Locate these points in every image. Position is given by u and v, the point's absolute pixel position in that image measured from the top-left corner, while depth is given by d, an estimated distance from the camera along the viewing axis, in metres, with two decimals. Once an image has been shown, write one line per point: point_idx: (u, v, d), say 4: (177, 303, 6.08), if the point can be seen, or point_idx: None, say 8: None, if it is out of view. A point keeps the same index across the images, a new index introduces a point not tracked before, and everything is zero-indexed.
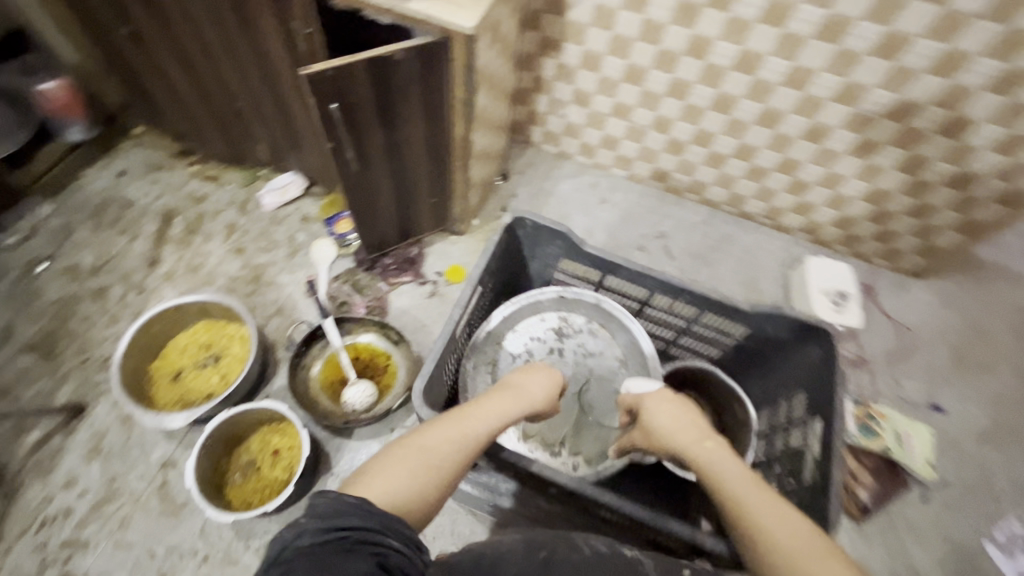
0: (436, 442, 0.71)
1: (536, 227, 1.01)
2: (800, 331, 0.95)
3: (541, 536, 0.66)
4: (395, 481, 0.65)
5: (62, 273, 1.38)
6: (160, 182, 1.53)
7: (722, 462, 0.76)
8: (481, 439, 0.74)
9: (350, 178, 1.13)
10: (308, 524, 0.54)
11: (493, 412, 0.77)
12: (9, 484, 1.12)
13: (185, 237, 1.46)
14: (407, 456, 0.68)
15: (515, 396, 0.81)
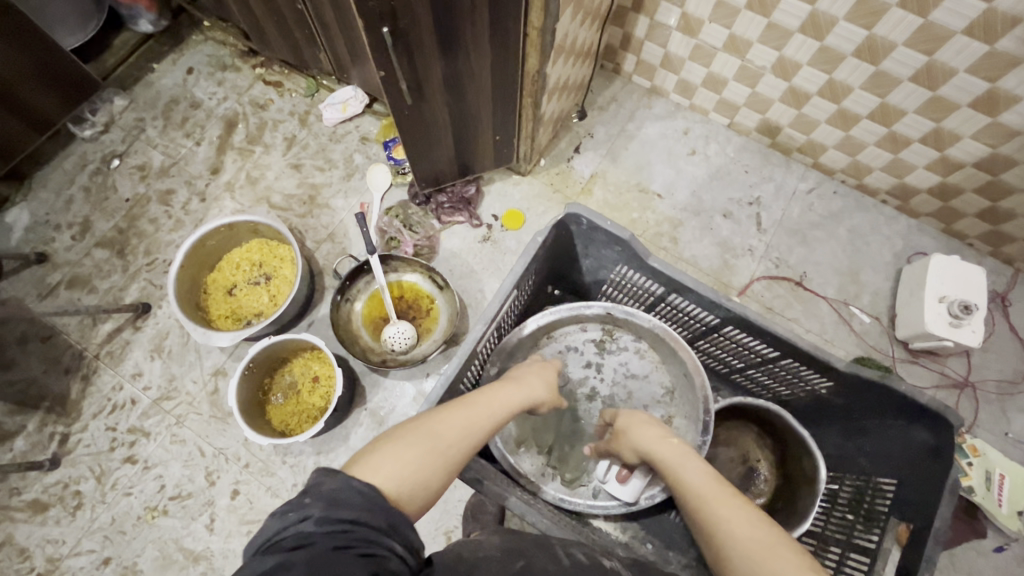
0: (443, 427, 0.67)
1: (592, 228, 0.87)
2: (905, 408, 0.81)
3: (519, 543, 0.60)
4: (403, 464, 0.60)
5: (134, 171, 1.41)
6: (225, 83, 1.48)
7: (687, 460, 0.73)
8: (487, 428, 0.72)
9: (404, 111, 1.01)
10: (313, 508, 0.49)
11: (498, 402, 0.75)
12: (87, 367, 1.23)
13: (246, 146, 1.43)
14: (416, 439, 0.64)
15: (521, 389, 0.80)
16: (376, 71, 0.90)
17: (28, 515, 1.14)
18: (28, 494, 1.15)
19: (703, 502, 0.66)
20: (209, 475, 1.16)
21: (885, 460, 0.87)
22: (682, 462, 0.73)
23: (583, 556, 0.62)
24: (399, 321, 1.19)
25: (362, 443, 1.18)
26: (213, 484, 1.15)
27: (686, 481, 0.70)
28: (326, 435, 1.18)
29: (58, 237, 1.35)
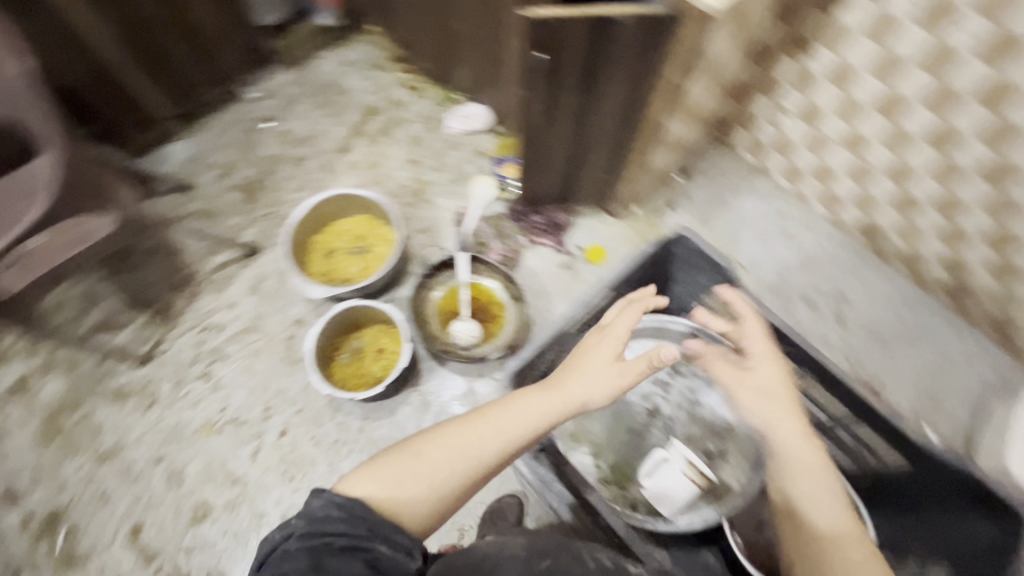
0: (442, 446, 0.69)
1: (694, 248, 1.05)
2: (967, 495, 0.91)
3: (546, 546, 0.70)
4: (391, 485, 0.65)
5: (280, 135, 1.60)
6: (373, 80, 1.68)
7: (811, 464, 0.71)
8: (498, 452, 0.70)
9: (532, 129, 1.11)
10: (296, 528, 0.59)
11: (517, 419, 0.72)
12: (194, 287, 1.38)
13: (377, 135, 1.60)
14: (409, 460, 0.67)
15: (547, 402, 0.74)
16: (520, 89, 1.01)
17: (106, 400, 1.26)
18: (113, 382, 1.28)
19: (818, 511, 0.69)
20: (265, 409, 1.25)
21: (941, 553, 0.95)
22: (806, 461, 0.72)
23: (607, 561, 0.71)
24: (469, 316, 1.27)
25: (406, 420, 1.24)
26: (266, 419, 1.24)
27: (818, 490, 0.70)
28: (376, 404, 1.25)
29: (203, 173, 1.54)
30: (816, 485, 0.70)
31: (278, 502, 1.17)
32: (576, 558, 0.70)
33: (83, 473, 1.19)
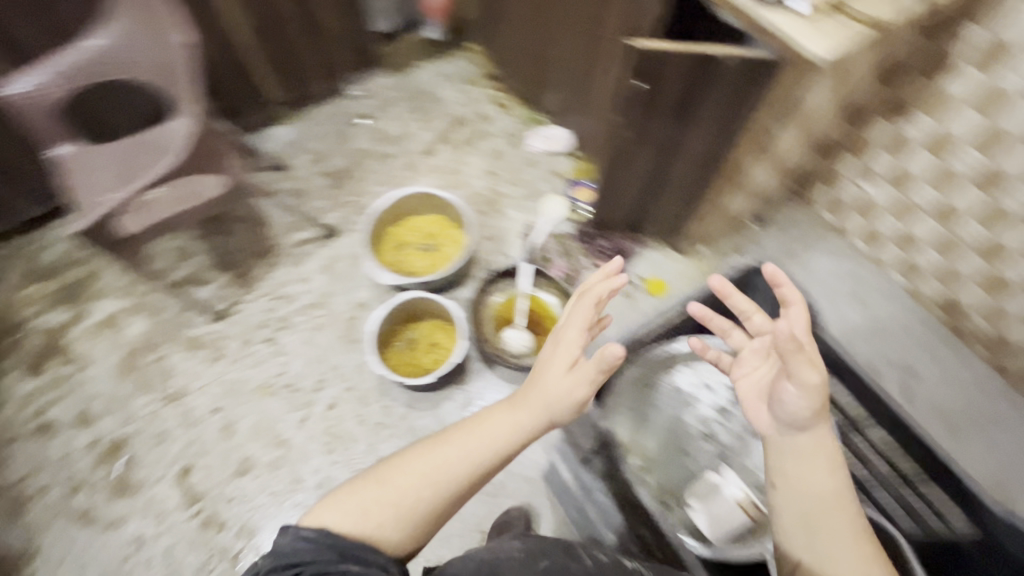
0: (407, 473, 0.69)
1: None
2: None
3: (542, 546, 0.68)
4: (358, 514, 0.65)
5: (372, 132, 1.71)
6: (466, 93, 1.77)
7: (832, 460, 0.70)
8: (467, 475, 0.69)
9: (616, 154, 1.15)
10: (264, 564, 0.60)
11: (486, 439, 0.72)
12: (273, 257, 1.48)
13: (461, 144, 1.68)
14: (376, 490, 0.68)
15: (512, 420, 0.73)
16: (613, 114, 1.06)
17: (180, 347, 1.36)
18: (189, 332, 1.38)
19: (832, 510, 0.67)
20: (319, 381, 1.31)
21: None
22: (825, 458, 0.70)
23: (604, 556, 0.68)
24: (523, 325, 1.29)
25: (448, 415, 1.27)
26: (318, 390, 1.30)
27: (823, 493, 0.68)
28: (422, 395, 1.29)
29: (299, 156, 1.66)
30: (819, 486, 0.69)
31: (316, 470, 1.22)
32: (572, 556, 0.67)
33: (148, 410, 1.29)
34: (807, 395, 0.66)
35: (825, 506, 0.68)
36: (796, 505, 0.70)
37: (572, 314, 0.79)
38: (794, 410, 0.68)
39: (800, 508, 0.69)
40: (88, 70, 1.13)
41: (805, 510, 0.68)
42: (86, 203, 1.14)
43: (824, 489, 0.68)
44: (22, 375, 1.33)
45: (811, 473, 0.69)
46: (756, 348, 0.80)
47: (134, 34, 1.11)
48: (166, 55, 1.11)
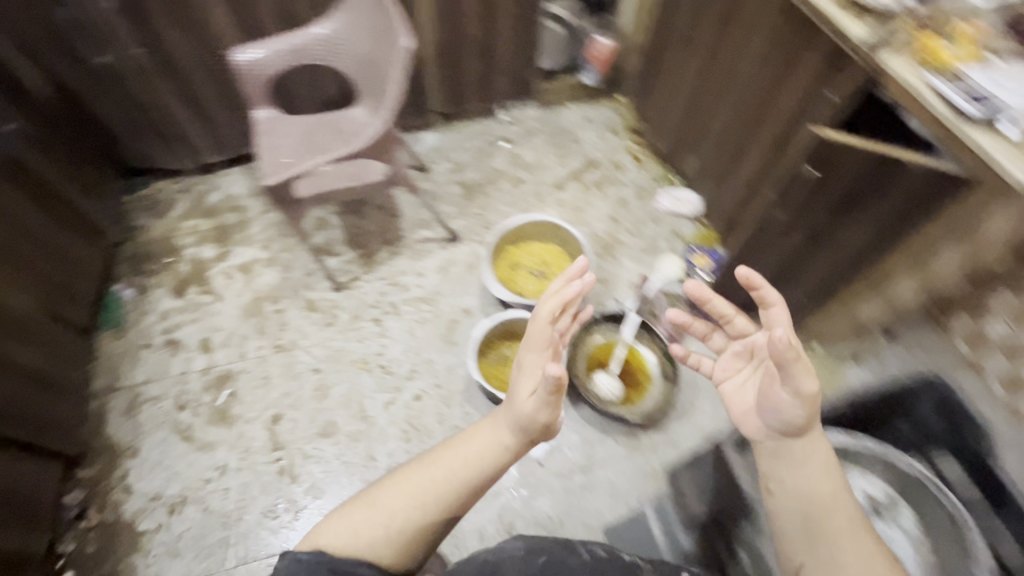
0: (395, 494, 0.73)
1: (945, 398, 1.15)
2: None
3: (541, 542, 0.77)
4: (349, 534, 0.70)
5: (511, 154, 1.80)
6: (606, 140, 1.84)
7: (830, 467, 0.69)
8: (453, 494, 0.73)
9: (763, 230, 1.18)
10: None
11: (469, 457, 0.76)
12: (397, 247, 1.58)
13: (591, 186, 1.73)
14: (367, 512, 0.72)
15: (491, 440, 0.77)
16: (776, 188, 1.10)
17: (299, 306, 1.47)
18: (309, 294, 1.49)
19: (832, 516, 0.67)
20: (411, 371, 1.37)
21: None
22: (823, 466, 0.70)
23: (599, 552, 0.77)
24: (617, 372, 1.28)
25: None
26: (408, 379, 1.36)
27: (814, 485, 0.68)
28: None
29: (439, 161, 1.78)
30: (814, 482, 0.68)
31: (390, 453, 1.27)
32: (571, 550, 0.76)
33: (258, 354, 1.39)
34: (805, 401, 0.66)
35: (826, 512, 0.67)
36: (794, 510, 0.69)
37: (532, 334, 0.78)
38: (787, 414, 0.68)
39: (797, 512, 0.68)
40: (303, 52, 1.29)
41: (806, 516, 0.68)
42: (266, 164, 1.28)
43: (824, 494, 0.68)
44: (165, 293, 1.49)
45: (810, 477, 0.69)
46: (738, 351, 0.79)
47: (348, 29, 1.27)
48: (368, 52, 1.24)
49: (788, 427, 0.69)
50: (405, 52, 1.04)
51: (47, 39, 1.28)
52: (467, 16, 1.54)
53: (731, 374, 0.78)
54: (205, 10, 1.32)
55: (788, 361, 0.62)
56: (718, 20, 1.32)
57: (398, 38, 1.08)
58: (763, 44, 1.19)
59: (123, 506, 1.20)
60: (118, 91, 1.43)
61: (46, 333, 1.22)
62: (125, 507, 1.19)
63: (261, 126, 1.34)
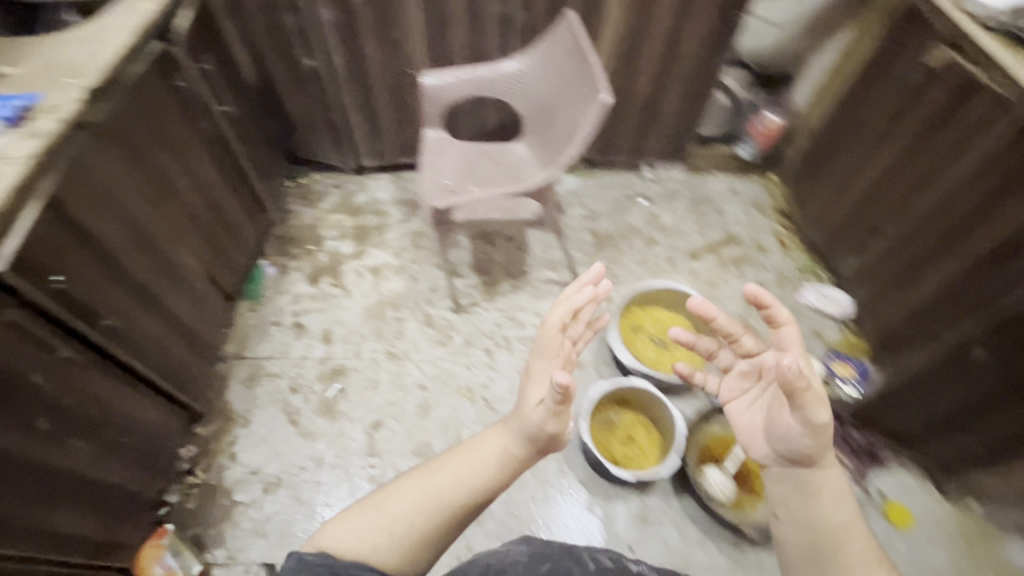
0: (400, 500, 0.71)
1: None
2: None
3: (547, 548, 0.68)
4: (352, 538, 0.67)
5: (648, 212, 1.75)
6: (752, 217, 1.75)
7: (839, 498, 0.67)
8: (459, 503, 0.72)
9: (951, 365, 1.13)
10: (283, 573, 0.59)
11: (475, 466, 0.74)
12: (520, 281, 1.57)
13: (728, 263, 1.64)
14: (372, 517, 0.69)
15: (496, 448, 0.76)
16: (986, 328, 1.06)
17: (417, 319, 1.50)
18: (429, 310, 1.52)
19: (844, 548, 0.64)
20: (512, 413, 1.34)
21: None
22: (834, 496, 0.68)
23: (609, 561, 0.67)
24: (732, 472, 1.16)
25: (617, 517, 1.21)
26: None
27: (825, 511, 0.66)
28: (600, 481, 1.25)
29: (575, 203, 1.76)
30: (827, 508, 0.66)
31: None
32: (577, 559, 0.67)
33: (371, 357, 1.43)
34: (815, 431, 0.64)
35: (837, 543, 0.64)
36: (800, 536, 0.67)
37: (543, 343, 0.77)
38: (795, 441, 0.66)
39: (807, 543, 0.66)
40: (486, 84, 1.34)
41: (818, 546, 0.65)
42: (428, 182, 1.33)
43: (832, 524, 0.66)
44: (302, 278, 1.58)
45: (821, 505, 0.66)
46: (744, 371, 0.77)
47: (535, 72, 1.31)
48: (550, 96, 1.28)
49: (797, 453, 0.67)
50: (600, 108, 1.03)
51: (269, 38, 1.43)
52: (642, 75, 1.53)
53: (737, 395, 0.77)
54: (406, 33, 1.41)
55: (799, 390, 0.62)
56: (925, 127, 1.22)
57: (591, 93, 1.08)
58: (984, 164, 1.09)
59: (225, 473, 1.24)
60: (310, 89, 1.55)
61: (203, 296, 1.32)
62: (226, 474, 1.24)
63: (431, 145, 1.39)
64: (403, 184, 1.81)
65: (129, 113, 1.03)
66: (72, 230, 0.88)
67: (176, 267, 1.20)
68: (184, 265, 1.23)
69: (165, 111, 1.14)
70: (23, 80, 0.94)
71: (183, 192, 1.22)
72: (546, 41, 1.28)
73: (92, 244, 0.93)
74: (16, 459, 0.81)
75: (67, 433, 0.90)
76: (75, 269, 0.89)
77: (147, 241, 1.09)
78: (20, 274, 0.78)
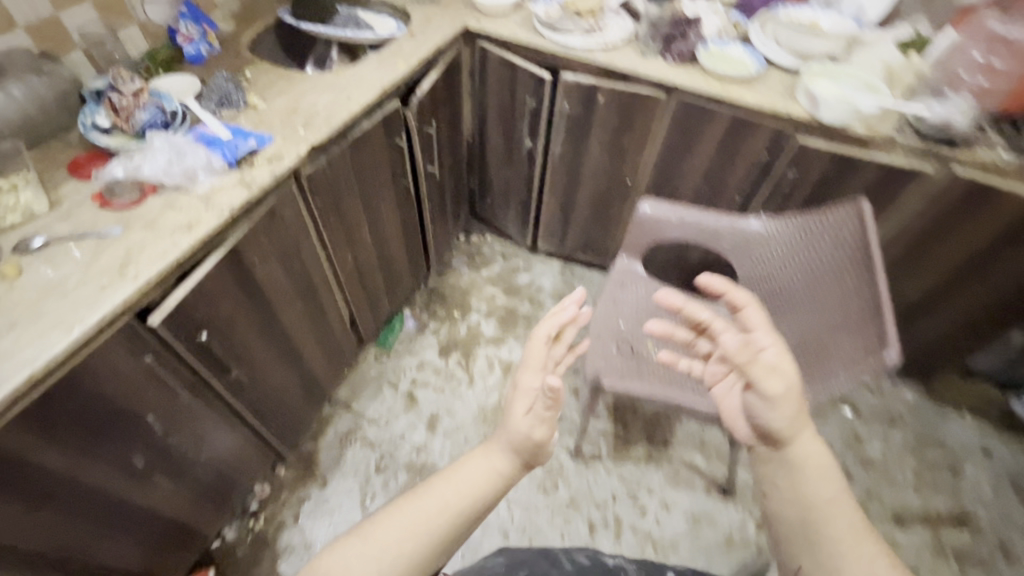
0: (388, 525, 0.57)
1: None
2: None
3: (524, 556, 0.70)
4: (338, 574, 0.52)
5: (851, 429, 1.35)
6: (1002, 499, 1.26)
7: (826, 471, 0.59)
8: (448, 531, 0.59)
9: None
10: None
11: (468, 488, 0.62)
12: (658, 451, 1.30)
13: (947, 551, 1.18)
14: (348, 545, 0.55)
15: (486, 460, 0.64)
16: None
17: None
18: None
19: (832, 524, 0.56)
20: None
21: None
22: (817, 468, 0.60)
23: (584, 559, 0.73)
24: None
25: None
26: None
27: (807, 485, 0.59)
28: None
29: None
30: (806, 479, 0.59)
31: None
32: (553, 560, 0.71)
33: None
34: (775, 403, 0.61)
35: (824, 519, 0.56)
36: (792, 519, 0.59)
37: (528, 354, 0.70)
38: (762, 415, 0.61)
39: (794, 517, 0.58)
40: (712, 234, 1.11)
41: (805, 522, 0.57)
42: (601, 320, 1.14)
43: (818, 497, 0.58)
44: (434, 346, 1.49)
45: (806, 476, 0.59)
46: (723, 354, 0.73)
47: (780, 244, 1.04)
48: (793, 281, 1.01)
49: (770, 429, 0.61)
50: (876, 365, 0.77)
51: (499, 109, 1.36)
52: (913, 276, 1.18)
53: (720, 378, 0.73)
54: (642, 146, 1.25)
55: None
56: None
57: (865, 330, 0.81)
58: None
59: (282, 531, 1.17)
60: (516, 165, 1.46)
61: (340, 342, 1.27)
62: (283, 534, 1.17)
63: (627, 277, 1.20)
64: (569, 278, 1.66)
65: (341, 167, 1.01)
66: (239, 278, 0.85)
67: (326, 311, 1.17)
68: (333, 312, 1.20)
69: (376, 164, 1.11)
70: (263, 117, 0.94)
71: (362, 241, 1.19)
72: (808, 214, 0.99)
73: (256, 293, 0.90)
74: (88, 484, 0.75)
75: (154, 470, 0.86)
76: (226, 322, 0.85)
77: (307, 289, 1.06)
78: (172, 326, 0.75)
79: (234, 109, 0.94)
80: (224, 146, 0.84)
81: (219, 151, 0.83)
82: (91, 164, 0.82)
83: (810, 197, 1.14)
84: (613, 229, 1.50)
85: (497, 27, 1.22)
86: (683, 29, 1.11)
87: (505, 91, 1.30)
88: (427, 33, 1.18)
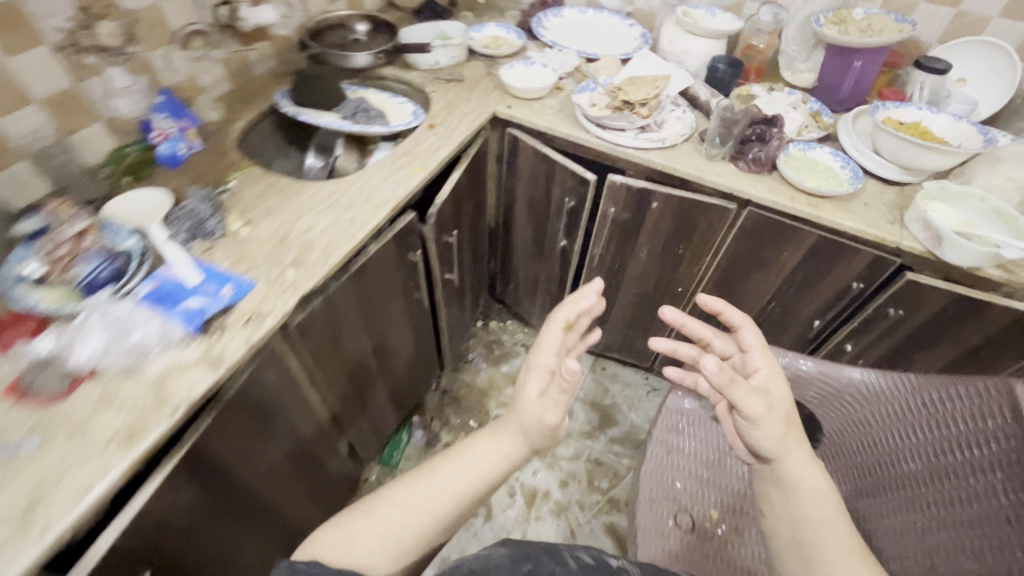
0: (394, 502, 0.56)
1: None
2: None
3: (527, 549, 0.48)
4: (345, 543, 0.52)
5: None
6: None
7: (819, 495, 0.61)
8: (455, 511, 0.57)
9: None
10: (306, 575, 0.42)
11: (472, 467, 0.59)
12: None
13: None
14: (357, 525, 0.54)
15: (488, 450, 0.59)
16: None
17: None
18: None
19: (827, 548, 0.58)
20: None
21: None
22: (812, 493, 0.61)
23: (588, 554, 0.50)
24: None
25: None
26: None
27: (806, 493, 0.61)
28: None
29: None
30: (806, 499, 0.61)
31: None
32: (559, 556, 0.48)
33: None
34: (759, 422, 0.62)
35: (819, 539, 0.59)
36: (787, 534, 0.61)
37: (541, 338, 0.62)
38: (760, 436, 0.62)
39: (787, 536, 0.61)
40: (797, 381, 0.92)
41: (804, 547, 0.60)
42: (652, 480, 0.94)
43: (813, 519, 0.60)
44: None
45: (802, 499, 0.61)
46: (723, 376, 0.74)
47: (891, 408, 0.82)
48: (904, 462, 0.78)
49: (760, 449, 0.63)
50: None
51: (529, 202, 1.17)
52: None
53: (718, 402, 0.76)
54: (701, 256, 1.05)
55: (729, 385, 0.61)
56: None
57: None
58: None
59: None
60: (547, 260, 1.26)
61: (337, 479, 1.06)
62: None
63: (682, 421, 1.01)
64: (600, 379, 1.46)
65: (343, 302, 0.82)
66: (199, 477, 0.63)
67: (325, 454, 0.97)
68: (330, 454, 1.00)
69: (387, 288, 0.92)
70: (243, 250, 0.75)
71: (367, 371, 1.00)
72: (931, 379, 0.79)
73: (226, 482, 0.69)
74: None
75: None
76: (182, 541, 0.64)
77: (297, 447, 0.86)
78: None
79: (208, 239, 0.75)
80: (189, 307, 0.66)
81: (181, 315, 0.64)
82: (13, 327, 0.62)
83: (911, 336, 0.93)
84: (655, 333, 1.30)
85: (532, 114, 1.04)
86: (763, 129, 0.92)
87: (537, 185, 1.11)
88: (449, 124, 1.01)
